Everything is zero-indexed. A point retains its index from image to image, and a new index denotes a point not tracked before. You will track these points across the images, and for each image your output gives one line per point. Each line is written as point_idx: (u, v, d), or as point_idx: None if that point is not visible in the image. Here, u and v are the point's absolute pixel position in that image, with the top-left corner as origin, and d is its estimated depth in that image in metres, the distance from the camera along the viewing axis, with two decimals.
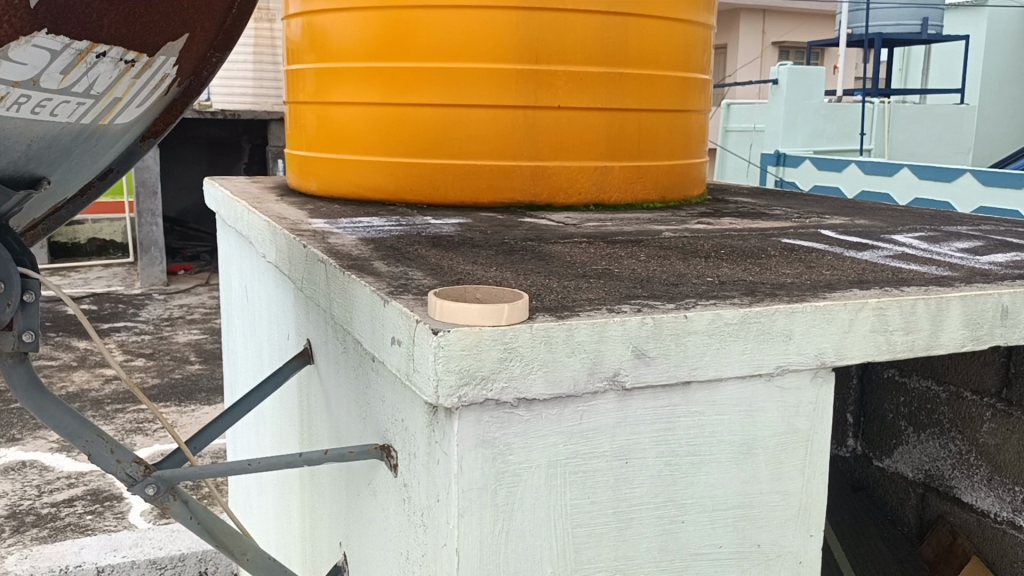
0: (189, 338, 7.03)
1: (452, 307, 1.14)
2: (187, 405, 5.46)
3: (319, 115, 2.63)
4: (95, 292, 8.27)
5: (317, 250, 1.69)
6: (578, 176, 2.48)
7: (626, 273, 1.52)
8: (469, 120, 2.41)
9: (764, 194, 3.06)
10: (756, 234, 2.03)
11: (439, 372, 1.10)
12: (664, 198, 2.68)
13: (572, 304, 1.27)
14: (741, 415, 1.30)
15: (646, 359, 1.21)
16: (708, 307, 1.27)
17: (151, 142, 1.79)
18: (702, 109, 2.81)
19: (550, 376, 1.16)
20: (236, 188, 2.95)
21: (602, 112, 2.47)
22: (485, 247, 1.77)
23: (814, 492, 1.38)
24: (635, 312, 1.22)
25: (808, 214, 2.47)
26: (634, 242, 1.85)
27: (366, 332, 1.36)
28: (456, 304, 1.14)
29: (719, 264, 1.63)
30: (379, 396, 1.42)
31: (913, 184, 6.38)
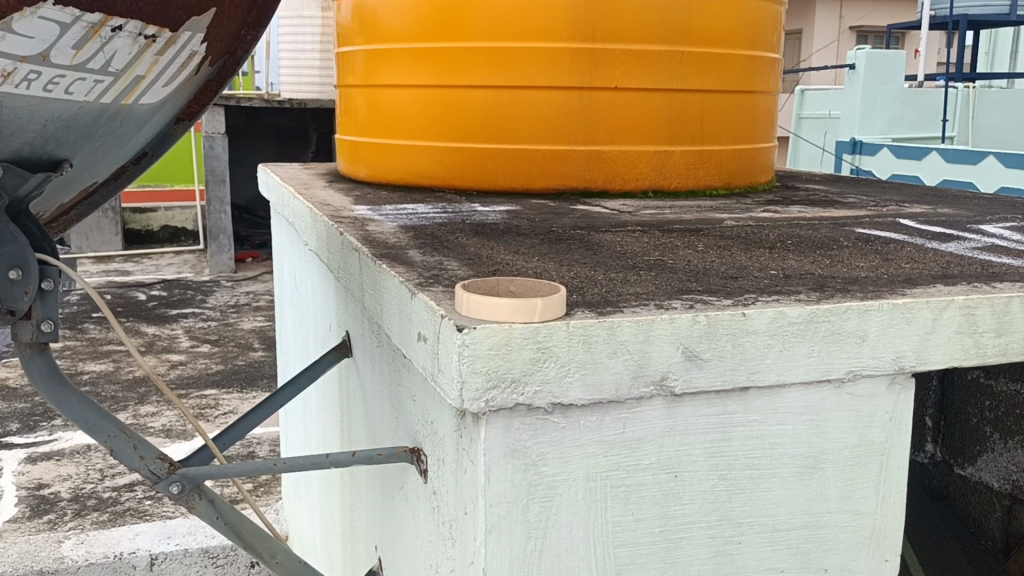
0: (254, 324, 7.08)
1: (479, 301, 1.03)
2: (249, 391, 5.48)
3: (369, 98, 2.54)
4: (165, 278, 8.39)
5: (352, 238, 1.60)
6: (636, 160, 2.35)
7: (680, 265, 1.38)
8: (521, 102, 2.29)
9: (837, 182, 2.87)
10: (827, 223, 1.87)
11: (463, 373, 0.99)
12: (729, 184, 2.52)
13: (617, 298, 1.15)
14: (806, 425, 1.16)
15: (698, 362, 1.08)
16: (770, 304, 1.13)
17: (186, 124, 1.70)
18: (772, 90, 2.64)
19: (588, 380, 1.04)
20: (287, 175, 2.89)
21: (662, 94, 2.32)
22: (531, 236, 1.65)
23: (891, 513, 1.23)
24: (686, 309, 1.10)
25: (885, 202, 2.29)
26: (693, 231, 1.72)
27: (395, 327, 1.26)
28: (486, 299, 1.02)
29: (785, 256, 1.48)
30: (409, 395, 1.32)
31: (999, 172, 6.05)
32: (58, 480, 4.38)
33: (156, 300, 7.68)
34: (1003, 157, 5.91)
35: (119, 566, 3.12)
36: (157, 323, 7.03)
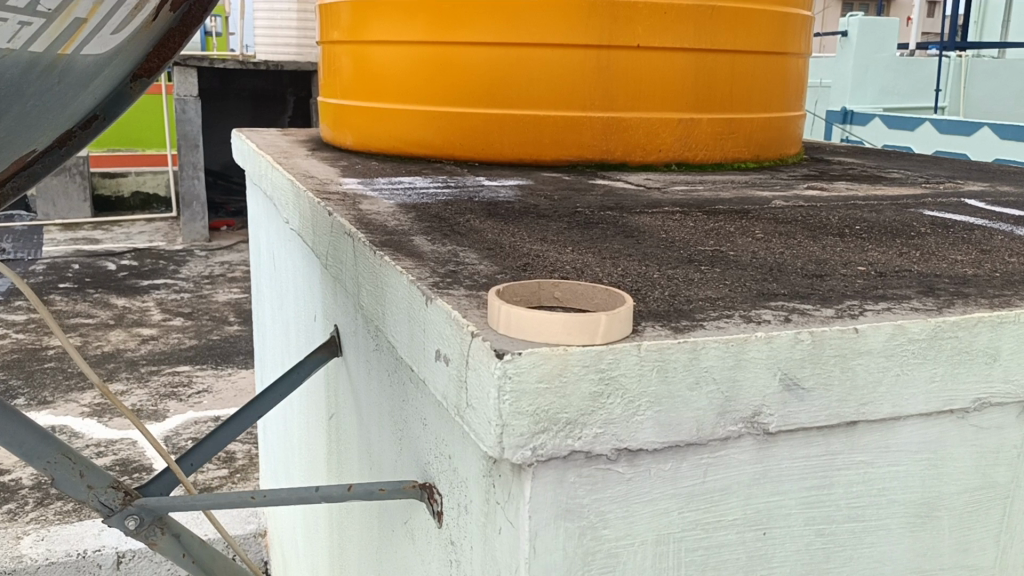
0: (229, 296, 6.77)
1: (520, 315, 0.78)
2: (224, 368, 5.20)
3: (355, 56, 2.26)
4: (136, 246, 8.02)
5: (343, 220, 1.34)
6: (660, 130, 2.10)
7: (747, 258, 1.14)
8: (531, 62, 2.02)
9: (867, 155, 2.64)
10: (887, 203, 1.63)
11: (504, 415, 0.74)
12: (758, 157, 2.28)
13: (690, 307, 0.91)
14: (922, 466, 0.93)
15: (799, 392, 0.84)
16: (883, 315, 0.89)
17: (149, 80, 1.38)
18: (804, 53, 2.38)
19: (663, 418, 0.80)
20: (266, 141, 2.62)
21: (689, 54, 2.06)
22: (554, 218, 1.41)
23: (1009, 564, 1.02)
24: (783, 323, 0.86)
25: (935, 178, 2.06)
26: (742, 213, 1.47)
27: (404, 338, 1.01)
28: (531, 312, 0.77)
29: (863, 245, 1.24)
30: (418, 417, 1.07)
31: (995, 144, 5.77)
32: (19, 465, 4.09)
33: (127, 270, 7.34)
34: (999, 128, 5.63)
35: (82, 565, 2.84)
36: (128, 295, 6.70)
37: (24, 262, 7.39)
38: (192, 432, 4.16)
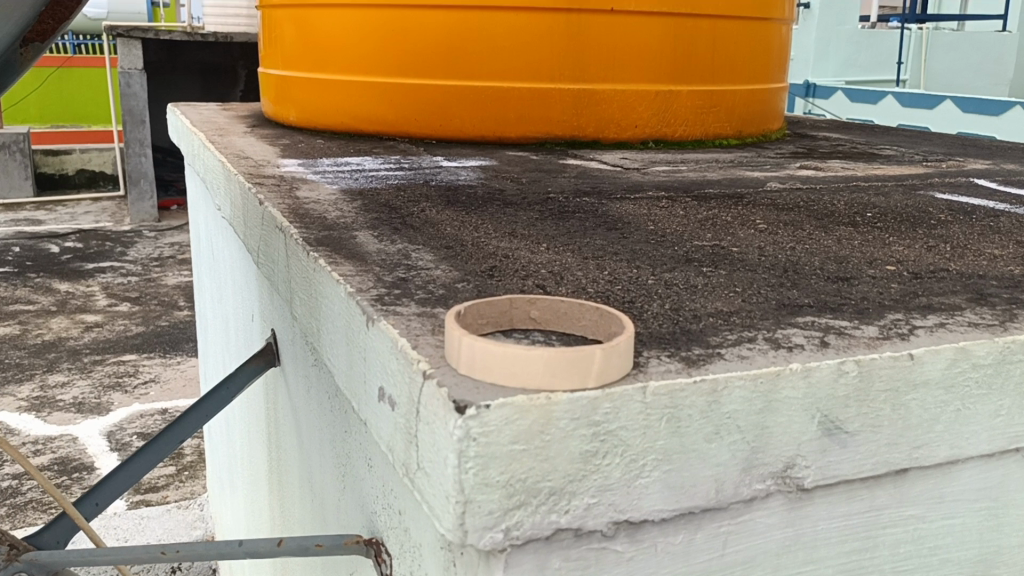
0: (180, 279, 6.22)
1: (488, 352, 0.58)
2: (173, 357, 4.71)
3: (297, 22, 2.03)
4: (80, 226, 7.35)
5: (275, 211, 1.13)
6: (635, 104, 1.92)
7: (755, 257, 0.96)
8: (493, 28, 1.82)
9: (849, 129, 2.48)
10: (892, 185, 1.46)
11: (467, 489, 0.56)
12: (740, 132, 2.11)
13: (701, 328, 0.72)
14: (981, 517, 0.76)
15: (841, 438, 0.67)
16: (939, 335, 0.71)
17: (38, 49, 0.93)
18: (788, 18, 2.20)
19: (673, 479, 0.62)
20: (202, 116, 2.38)
21: (667, 19, 1.87)
22: (524, 207, 1.21)
23: None
24: (820, 348, 0.67)
25: (932, 155, 1.91)
26: (736, 199, 1.29)
27: (341, 365, 0.81)
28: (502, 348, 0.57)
29: (884, 238, 1.07)
30: (362, 457, 0.88)
31: (957, 117, 5.45)
32: None
33: (70, 252, 6.68)
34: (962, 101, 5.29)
35: None
36: (70, 279, 6.08)
37: None
38: (138, 427, 3.79)
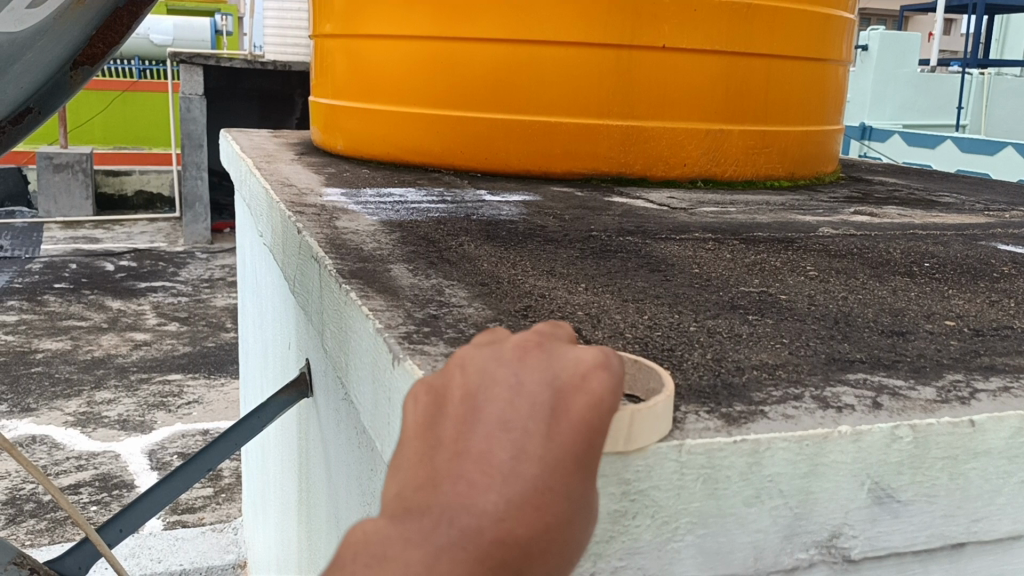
0: (229, 301, 6.23)
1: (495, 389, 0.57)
2: (217, 378, 4.72)
3: (348, 51, 2.04)
4: (135, 244, 7.44)
5: (312, 240, 1.11)
6: (684, 143, 1.88)
7: (804, 306, 0.91)
8: (542, 62, 1.80)
9: (906, 174, 2.41)
10: (952, 235, 1.40)
11: None
12: (793, 174, 2.07)
13: (745, 383, 0.67)
14: None
15: (893, 507, 0.62)
16: (1002, 399, 0.66)
17: (88, 72, 0.85)
18: (845, 60, 2.15)
19: (708, 545, 0.59)
20: (253, 143, 2.40)
21: (719, 58, 1.84)
22: (564, 244, 1.18)
23: None
24: (871, 408, 0.63)
25: (991, 203, 1.84)
26: (787, 244, 1.24)
27: (367, 405, 0.78)
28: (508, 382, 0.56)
29: (942, 291, 1.01)
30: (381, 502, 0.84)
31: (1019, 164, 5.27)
32: None
33: (126, 271, 6.73)
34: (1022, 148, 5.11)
35: None
36: (124, 297, 6.15)
37: (19, 257, 6.84)
38: (179, 447, 3.78)
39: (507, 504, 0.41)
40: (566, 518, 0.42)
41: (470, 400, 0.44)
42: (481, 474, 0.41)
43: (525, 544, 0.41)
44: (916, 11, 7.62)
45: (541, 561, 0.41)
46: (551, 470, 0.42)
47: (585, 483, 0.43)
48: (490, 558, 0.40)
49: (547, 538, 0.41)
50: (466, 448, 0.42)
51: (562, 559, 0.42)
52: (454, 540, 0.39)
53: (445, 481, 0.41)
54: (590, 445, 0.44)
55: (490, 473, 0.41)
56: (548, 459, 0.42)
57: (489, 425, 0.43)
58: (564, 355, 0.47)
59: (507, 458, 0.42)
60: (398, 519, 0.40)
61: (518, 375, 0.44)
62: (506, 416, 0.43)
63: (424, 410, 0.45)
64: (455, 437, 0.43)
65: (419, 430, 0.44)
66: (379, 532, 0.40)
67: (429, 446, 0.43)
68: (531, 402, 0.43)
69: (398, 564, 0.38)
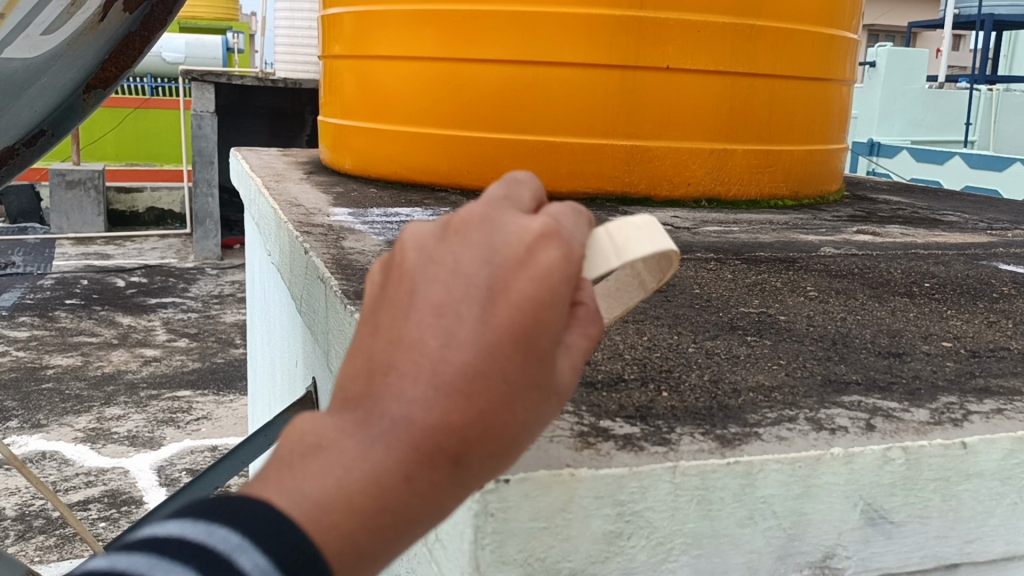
0: (238, 317, 6.25)
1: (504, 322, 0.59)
2: (225, 395, 4.73)
3: (356, 72, 2.07)
4: (146, 260, 7.48)
5: (319, 260, 1.13)
6: (688, 162, 1.90)
7: (803, 327, 0.92)
8: (547, 82, 1.82)
9: (911, 193, 2.43)
10: (953, 254, 1.41)
11: (482, 567, 0.54)
12: (796, 193, 2.08)
13: (740, 405, 0.68)
14: None
15: (885, 528, 0.63)
16: (993, 421, 0.67)
17: (100, 94, 0.86)
18: (848, 79, 2.17)
19: (702, 565, 0.60)
20: (264, 162, 2.43)
21: (723, 77, 1.86)
22: None
23: None
24: (864, 430, 0.64)
25: (995, 222, 1.86)
26: (788, 264, 1.26)
27: None
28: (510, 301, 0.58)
29: (940, 311, 1.03)
30: None
31: None
32: None
33: (136, 287, 6.77)
34: None
35: None
36: (134, 313, 6.18)
37: (31, 273, 6.90)
38: (188, 463, 3.79)
39: (436, 393, 0.38)
40: (510, 400, 0.39)
41: (410, 278, 0.41)
42: (411, 363, 0.39)
43: (462, 432, 0.39)
44: (925, 28, 7.61)
45: (485, 443, 0.39)
46: (487, 352, 0.39)
47: (537, 362, 0.40)
48: (425, 445, 0.38)
49: (489, 423, 0.39)
50: (400, 335, 0.39)
51: (511, 439, 0.40)
52: (383, 432, 0.38)
53: (377, 369, 0.39)
54: (542, 317, 0.39)
55: (419, 361, 0.39)
56: (484, 341, 0.39)
57: (425, 306, 0.40)
58: (520, 216, 0.42)
59: (438, 344, 0.39)
60: (336, 410, 0.40)
61: (460, 251, 0.40)
62: (447, 296, 0.40)
63: (376, 291, 0.43)
64: (391, 323, 0.40)
65: (369, 311, 0.42)
66: (320, 423, 0.40)
67: (371, 328, 0.41)
68: (467, 280, 0.39)
69: (334, 450, 0.39)
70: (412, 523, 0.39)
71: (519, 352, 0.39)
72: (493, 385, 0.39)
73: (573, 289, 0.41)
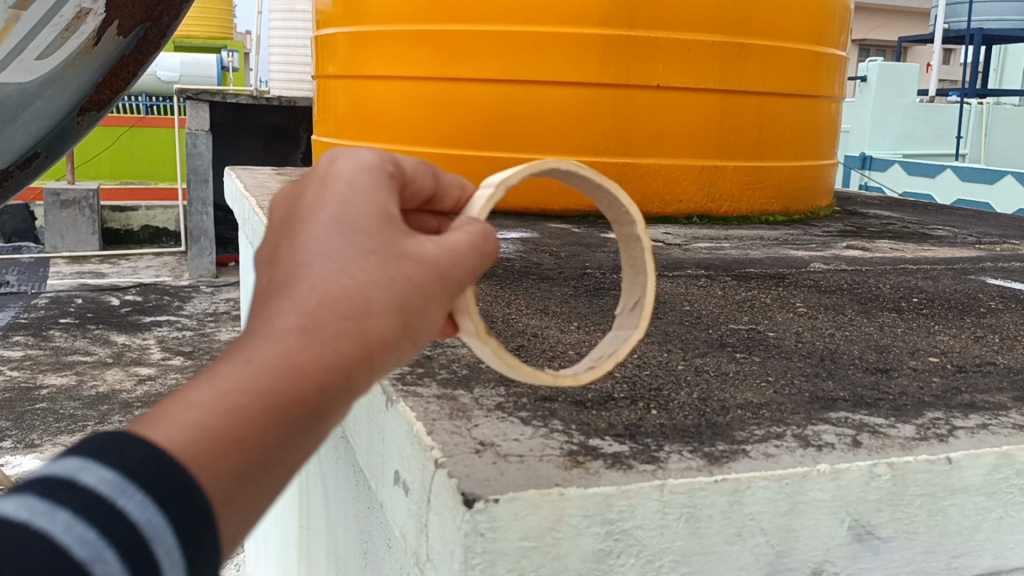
0: (232, 335, 6.23)
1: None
2: None
3: (348, 92, 2.08)
4: (140, 279, 7.47)
5: None
6: (679, 180, 1.91)
7: (792, 344, 0.93)
8: (538, 101, 1.84)
9: (902, 207, 2.44)
10: (942, 269, 1.42)
11: None
12: (787, 209, 2.09)
13: (729, 422, 0.69)
14: None
15: (873, 544, 0.64)
16: (978, 437, 0.68)
17: (95, 117, 0.88)
18: (838, 96, 2.19)
19: None
20: (258, 181, 2.44)
21: (712, 95, 1.88)
22: (558, 283, 1.21)
23: None
24: (851, 446, 0.65)
25: (983, 236, 1.87)
26: (778, 280, 1.27)
27: (362, 446, 0.80)
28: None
29: (928, 326, 1.03)
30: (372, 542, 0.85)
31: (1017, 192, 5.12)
32: None
33: (130, 306, 6.75)
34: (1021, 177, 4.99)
35: None
36: (128, 332, 6.16)
37: (25, 293, 6.88)
38: None
39: (282, 291, 0.42)
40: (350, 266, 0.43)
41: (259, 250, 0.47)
42: (261, 291, 0.44)
43: (313, 307, 0.42)
44: (914, 42, 7.66)
45: (339, 312, 0.42)
46: (315, 240, 0.44)
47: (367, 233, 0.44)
48: (281, 329, 0.41)
49: (336, 292, 0.42)
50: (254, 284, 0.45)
51: (364, 300, 0.43)
52: (241, 342, 0.42)
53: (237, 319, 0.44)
54: (357, 202, 0.45)
55: (264, 283, 0.44)
56: (313, 236, 0.44)
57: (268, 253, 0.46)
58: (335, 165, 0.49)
59: (277, 263, 0.44)
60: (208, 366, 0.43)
61: (288, 207, 0.47)
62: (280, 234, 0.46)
63: None
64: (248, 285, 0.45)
65: None
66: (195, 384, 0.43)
67: None
68: (295, 213, 0.46)
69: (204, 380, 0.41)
70: (293, 405, 0.41)
71: (336, 234, 0.44)
72: (329, 260, 0.43)
73: (385, 186, 0.47)
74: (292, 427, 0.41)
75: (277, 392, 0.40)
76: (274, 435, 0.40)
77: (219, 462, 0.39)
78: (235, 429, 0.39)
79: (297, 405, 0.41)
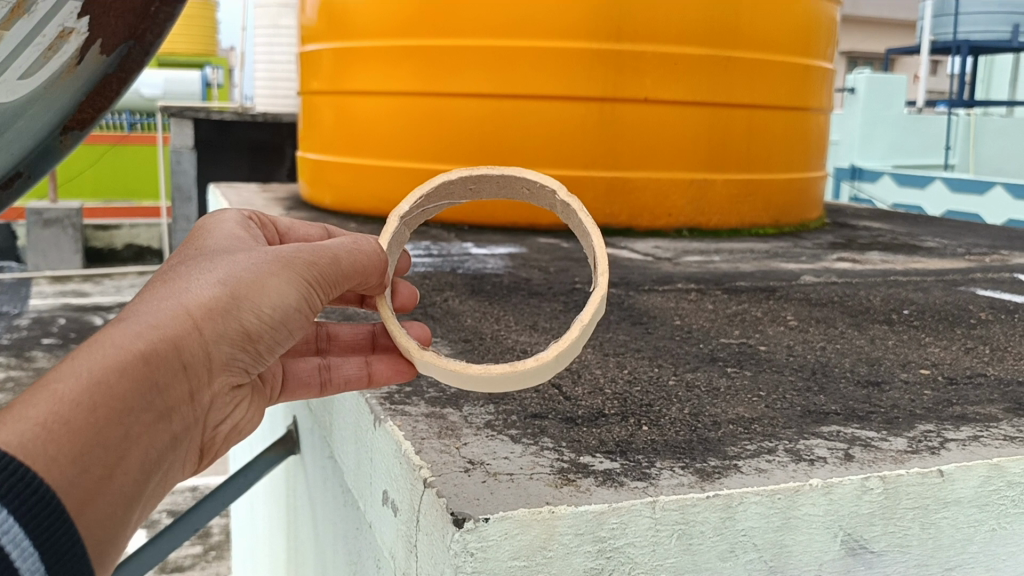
0: None
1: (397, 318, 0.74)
2: None
3: (336, 108, 2.08)
4: None
5: None
6: (668, 193, 1.92)
7: (783, 358, 0.93)
8: (526, 115, 1.84)
9: (891, 219, 2.45)
10: (932, 280, 1.43)
11: None
12: (778, 222, 2.09)
13: (720, 438, 0.69)
14: None
15: (867, 558, 0.63)
16: (970, 449, 0.67)
17: (78, 136, 0.86)
18: (825, 108, 2.20)
19: None
20: (245, 198, 2.43)
21: (700, 108, 1.88)
22: (548, 298, 1.20)
23: None
24: (842, 460, 0.64)
25: (973, 246, 1.89)
26: (769, 293, 1.27)
27: (350, 466, 0.79)
28: (387, 303, 0.75)
29: (918, 338, 1.04)
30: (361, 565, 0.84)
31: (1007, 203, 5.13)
32: None
33: None
34: (1012, 186, 5.00)
35: None
36: None
37: None
38: None
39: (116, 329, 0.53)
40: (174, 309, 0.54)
41: None
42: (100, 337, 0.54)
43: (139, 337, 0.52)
44: (901, 54, 7.69)
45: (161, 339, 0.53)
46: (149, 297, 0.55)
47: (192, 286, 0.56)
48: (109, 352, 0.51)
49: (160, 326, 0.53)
50: None
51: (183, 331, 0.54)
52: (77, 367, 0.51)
53: None
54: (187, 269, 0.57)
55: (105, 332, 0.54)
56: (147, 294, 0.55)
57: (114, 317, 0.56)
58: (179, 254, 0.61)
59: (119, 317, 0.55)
60: None
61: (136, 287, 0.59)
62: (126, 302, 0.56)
63: None
64: None
65: None
66: None
67: None
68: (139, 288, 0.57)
69: None
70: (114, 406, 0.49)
71: (169, 290, 0.55)
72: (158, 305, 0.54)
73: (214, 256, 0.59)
74: (130, 399, 0.50)
75: (109, 372, 0.50)
76: (117, 408, 0.49)
77: (67, 436, 0.47)
78: (74, 410, 0.48)
79: (132, 380, 0.50)
